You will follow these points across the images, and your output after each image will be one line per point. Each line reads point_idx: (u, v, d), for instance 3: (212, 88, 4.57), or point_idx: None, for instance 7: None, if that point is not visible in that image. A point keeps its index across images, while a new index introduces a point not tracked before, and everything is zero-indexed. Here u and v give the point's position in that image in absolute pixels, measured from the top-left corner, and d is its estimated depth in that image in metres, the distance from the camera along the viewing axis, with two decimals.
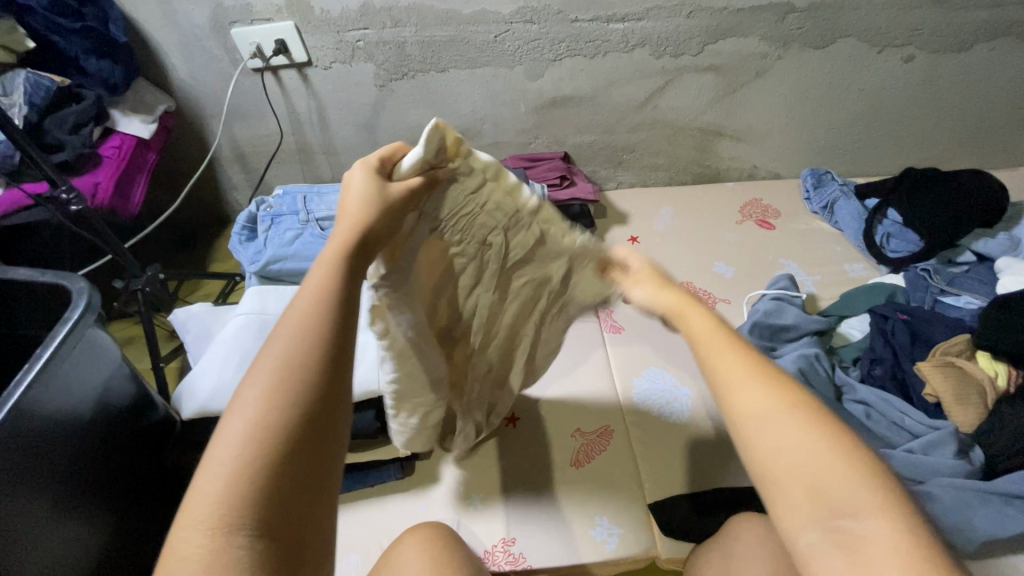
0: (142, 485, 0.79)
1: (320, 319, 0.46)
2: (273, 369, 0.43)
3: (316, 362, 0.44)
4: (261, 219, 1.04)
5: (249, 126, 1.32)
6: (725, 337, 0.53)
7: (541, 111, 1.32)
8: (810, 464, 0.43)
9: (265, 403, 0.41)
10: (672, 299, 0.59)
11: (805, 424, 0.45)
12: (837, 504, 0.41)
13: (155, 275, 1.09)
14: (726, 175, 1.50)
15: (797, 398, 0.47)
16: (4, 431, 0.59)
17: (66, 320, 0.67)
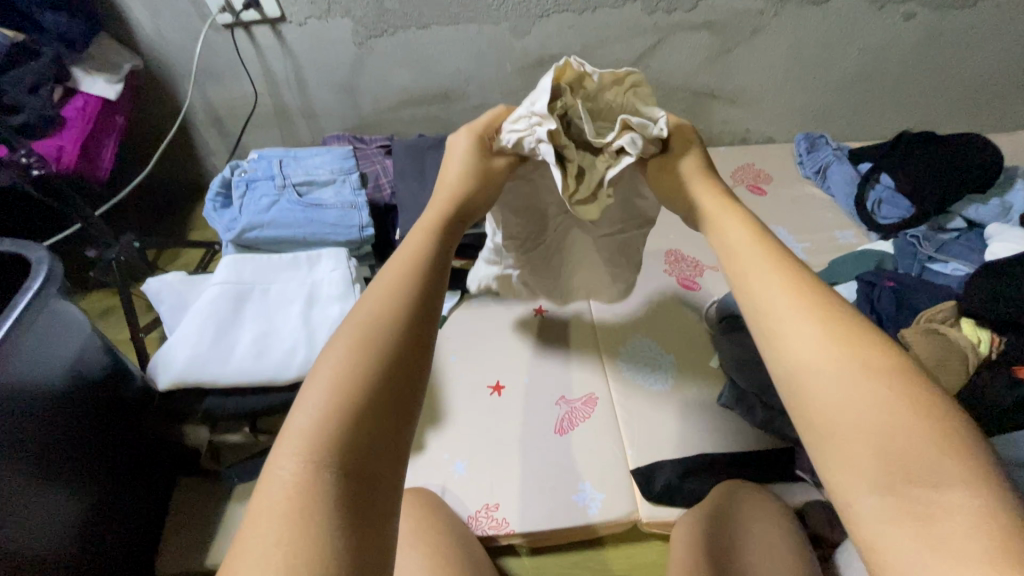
0: (125, 455, 0.79)
1: (415, 275, 0.46)
2: (374, 313, 0.42)
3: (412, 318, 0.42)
4: (235, 185, 0.99)
5: (223, 87, 1.26)
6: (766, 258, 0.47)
7: (528, 71, 1.27)
8: (863, 419, 0.36)
9: (363, 342, 0.39)
10: (711, 201, 0.55)
11: (857, 367, 0.38)
12: (916, 471, 0.33)
13: (130, 242, 1.07)
14: (718, 140, 1.45)
15: (850, 331, 0.40)
16: None
17: (26, 290, 0.65)
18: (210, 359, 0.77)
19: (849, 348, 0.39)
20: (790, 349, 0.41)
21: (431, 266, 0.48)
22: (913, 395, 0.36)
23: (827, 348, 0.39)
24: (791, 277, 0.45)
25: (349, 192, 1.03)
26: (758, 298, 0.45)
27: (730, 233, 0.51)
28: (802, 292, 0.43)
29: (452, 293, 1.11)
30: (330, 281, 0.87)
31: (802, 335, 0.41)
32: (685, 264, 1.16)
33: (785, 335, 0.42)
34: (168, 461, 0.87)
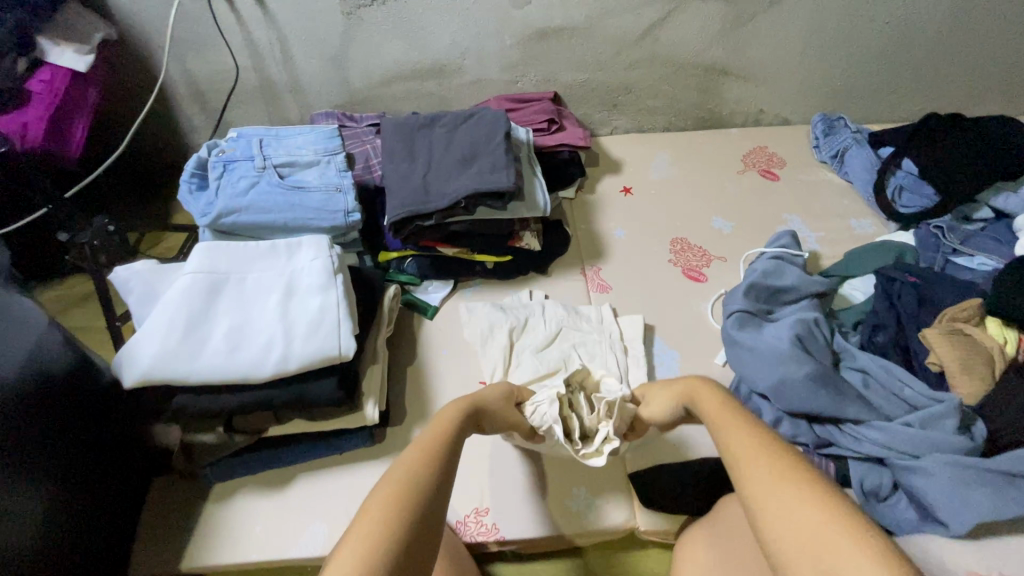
0: (94, 454, 0.74)
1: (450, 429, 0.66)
2: (422, 447, 0.62)
3: (436, 449, 0.62)
4: (211, 165, 0.92)
5: (204, 60, 1.18)
6: (730, 412, 0.67)
7: (528, 44, 1.19)
8: (795, 526, 0.49)
9: (414, 461, 0.59)
10: (683, 384, 0.77)
11: (789, 489, 0.52)
12: (830, 563, 0.45)
13: (104, 226, 1.02)
14: (729, 121, 1.36)
15: (774, 457, 0.56)
16: None
17: None
18: (181, 356, 0.72)
19: (784, 478, 0.53)
20: (741, 485, 0.56)
21: (453, 423, 0.68)
22: (834, 511, 0.48)
23: (767, 473, 0.54)
24: (744, 429, 0.62)
25: (334, 173, 0.96)
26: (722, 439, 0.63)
27: (705, 400, 0.71)
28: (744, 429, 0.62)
29: (445, 283, 1.07)
30: (310, 270, 0.81)
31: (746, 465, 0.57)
32: (690, 253, 1.14)
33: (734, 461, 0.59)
34: (140, 459, 0.82)
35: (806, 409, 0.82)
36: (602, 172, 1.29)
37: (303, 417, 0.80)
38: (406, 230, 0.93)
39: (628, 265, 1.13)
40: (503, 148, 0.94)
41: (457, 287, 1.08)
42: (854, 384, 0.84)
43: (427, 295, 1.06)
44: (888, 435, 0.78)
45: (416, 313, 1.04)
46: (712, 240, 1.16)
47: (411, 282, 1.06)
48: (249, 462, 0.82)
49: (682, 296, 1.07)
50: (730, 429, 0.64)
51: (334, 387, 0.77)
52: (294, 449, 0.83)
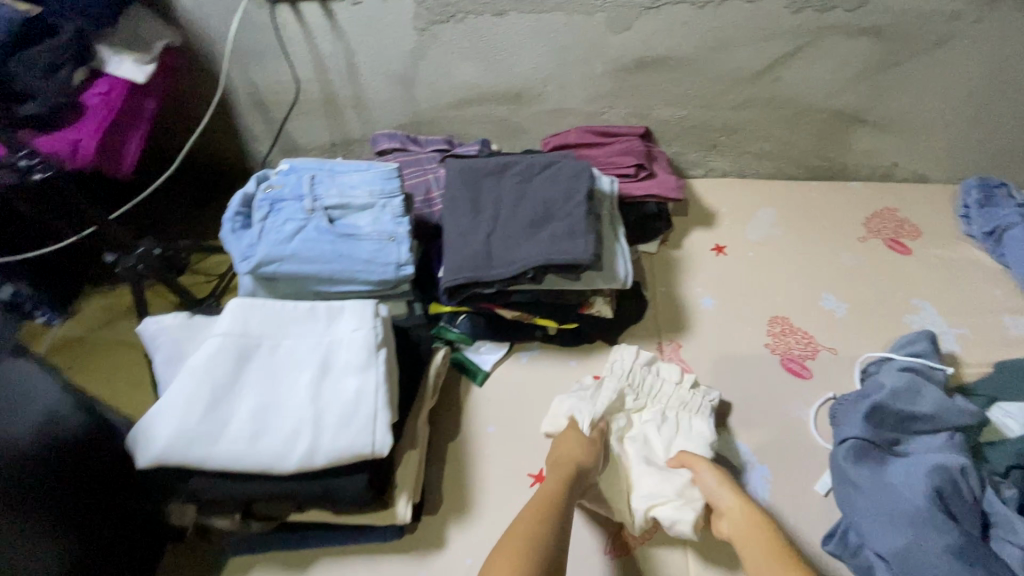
0: (112, 526, 0.68)
1: (550, 504, 0.68)
2: (525, 526, 0.65)
3: (544, 529, 0.65)
4: (258, 203, 0.83)
5: (267, 70, 1.10)
6: (775, 554, 0.67)
7: (622, 74, 1.03)
8: None
9: (520, 540, 0.64)
10: (733, 499, 0.72)
11: None
12: None
13: (151, 250, 0.96)
14: (852, 173, 1.14)
15: None
16: None
17: None
18: (198, 438, 0.64)
19: None
20: None
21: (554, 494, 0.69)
22: None
23: None
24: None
25: (389, 220, 0.85)
26: None
27: (756, 536, 0.69)
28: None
29: (499, 345, 0.94)
30: (350, 344, 0.71)
31: None
32: (792, 338, 0.96)
33: None
34: (150, 525, 0.74)
35: None
36: (691, 224, 1.12)
37: (328, 510, 0.71)
38: (462, 294, 0.81)
39: (714, 344, 0.96)
40: (584, 209, 0.80)
41: (511, 349, 0.96)
42: (1010, 564, 0.66)
43: (478, 356, 0.94)
44: None
45: (464, 377, 0.92)
46: (821, 323, 0.97)
47: (462, 340, 0.94)
48: (268, 543, 0.74)
49: (778, 392, 0.90)
50: (762, 560, 0.67)
51: (365, 486, 0.67)
52: (316, 537, 0.74)
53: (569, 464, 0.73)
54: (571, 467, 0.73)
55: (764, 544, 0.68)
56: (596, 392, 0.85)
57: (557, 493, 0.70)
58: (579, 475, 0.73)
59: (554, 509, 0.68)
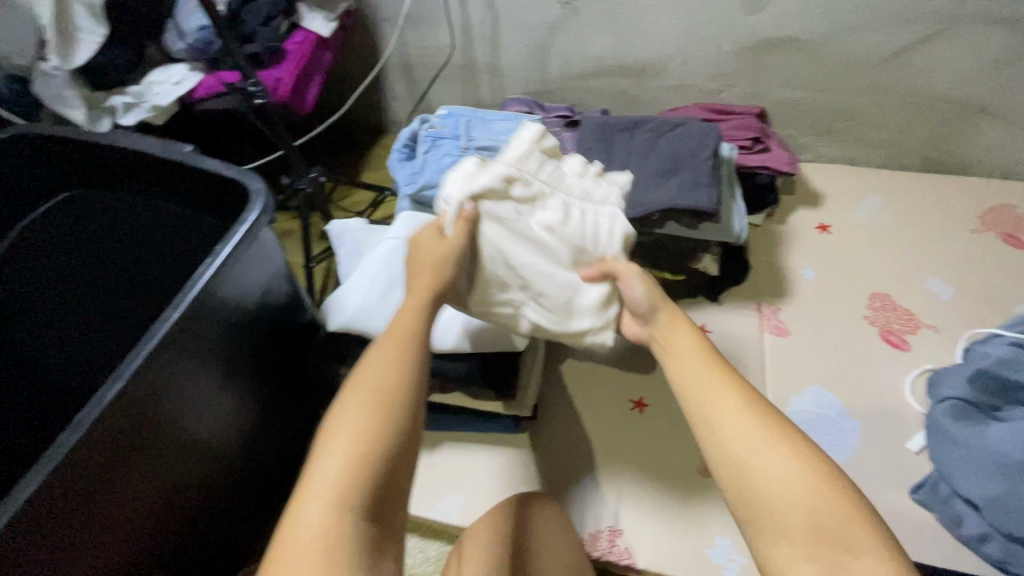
0: (288, 380, 0.85)
1: (416, 316, 0.61)
2: (385, 343, 0.59)
3: (404, 341, 0.59)
4: (422, 139, 0.98)
5: (421, 35, 1.25)
6: (704, 360, 0.62)
7: (747, 54, 1.10)
8: (796, 495, 0.50)
9: (377, 355, 0.57)
10: (664, 316, 0.68)
11: (777, 451, 0.53)
12: (839, 542, 0.48)
13: (318, 178, 1.13)
14: (970, 168, 1.16)
15: (777, 423, 0.55)
16: (193, 314, 0.65)
17: (244, 221, 0.67)
18: (376, 313, 0.78)
19: (774, 445, 0.53)
20: (715, 432, 0.56)
21: (423, 308, 0.62)
22: (832, 484, 0.50)
23: (766, 442, 0.53)
24: (720, 377, 0.59)
25: None
26: (691, 391, 0.60)
27: (678, 343, 0.65)
28: (733, 381, 0.59)
29: None
30: None
31: (734, 421, 0.55)
32: (892, 313, 1.00)
33: (724, 417, 0.56)
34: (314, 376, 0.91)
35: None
36: (796, 203, 1.17)
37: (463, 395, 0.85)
38: None
39: (814, 312, 1.02)
40: (709, 164, 0.89)
41: None
42: None
43: None
44: None
45: None
46: (925, 304, 1.00)
47: None
48: None
49: (873, 359, 0.95)
50: (688, 364, 0.62)
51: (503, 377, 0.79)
52: (451, 421, 0.88)
53: (431, 277, 0.64)
54: (431, 287, 0.64)
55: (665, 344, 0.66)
56: (482, 175, 0.70)
57: (416, 310, 0.62)
58: (443, 290, 0.65)
59: (426, 309, 0.62)
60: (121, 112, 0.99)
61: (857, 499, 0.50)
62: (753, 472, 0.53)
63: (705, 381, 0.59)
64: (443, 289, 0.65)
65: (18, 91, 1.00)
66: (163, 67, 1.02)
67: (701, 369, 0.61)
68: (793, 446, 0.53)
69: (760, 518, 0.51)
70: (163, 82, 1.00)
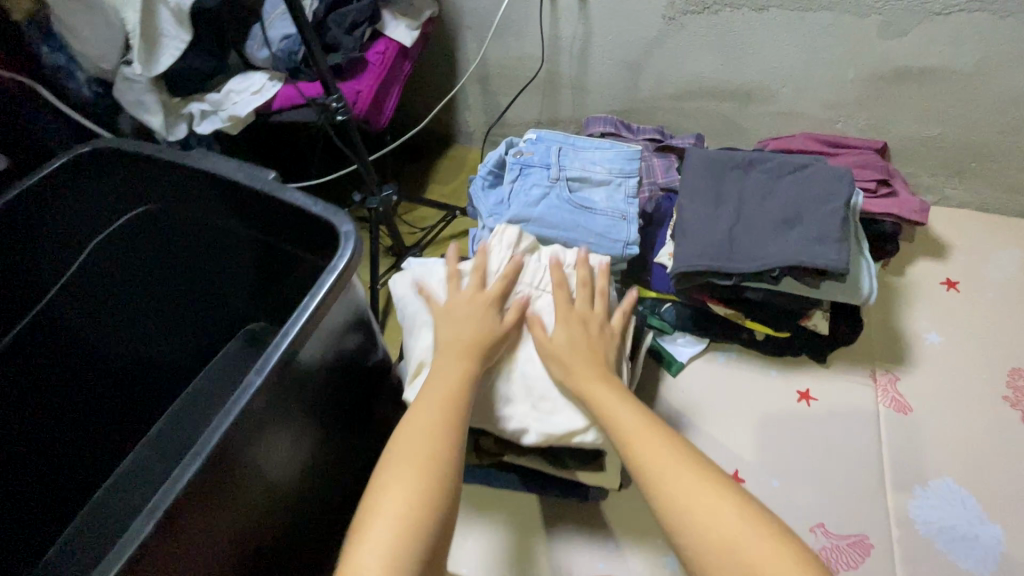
0: (350, 421, 0.80)
1: (456, 358, 0.66)
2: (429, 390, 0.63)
3: (438, 386, 0.63)
4: (509, 166, 0.90)
5: (504, 46, 1.17)
6: (635, 407, 0.63)
7: (875, 82, 0.97)
8: (720, 521, 0.51)
9: (416, 401, 0.62)
10: (585, 358, 0.69)
11: (696, 481, 0.54)
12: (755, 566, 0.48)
13: (391, 196, 1.07)
14: None
15: (691, 458, 0.57)
16: (275, 375, 0.59)
17: (332, 269, 0.61)
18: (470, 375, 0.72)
19: (692, 473, 0.55)
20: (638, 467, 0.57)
21: (450, 362, 0.65)
22: (748, 510, 0.52)
23: (685, 472, 0.55)
24: (632, 411, 0.62)
25: (622, 199, 0.88)
26: (617, 427, 0.61)
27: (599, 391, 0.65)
28: (651, 421, 0.61)
29: (697, 339, 0.95)
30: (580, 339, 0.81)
31: (659, 453, 0.57)
32: None
33: (651, 450, 0.58)
34: (375, 417, 0.87)
35: None
36: (917, 251, 1.04)
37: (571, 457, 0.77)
38: (691, 282, 0.82)
39: (939, 385, 0.89)
40: (839, 216, 0.77)
41: (708, 347, 0.96)
42: None
43: (673, 346, 0.95)
44: None
45: (657, 363, 0.94)
46: None
47: (663, 328, 0.94)
48: (481, 473, 0.83)
49: (1014, 449, 0.82)
50: (610, 401, 0.64)
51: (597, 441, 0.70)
52: (528, 482, 0.82)
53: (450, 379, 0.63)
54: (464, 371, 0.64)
55: (581, 373, 0.67)
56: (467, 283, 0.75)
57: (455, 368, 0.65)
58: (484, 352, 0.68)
59: (467, 358, 0.66)
60: (197, 119, 0.96)
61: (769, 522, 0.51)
62: (675, 503, 0.53)
63: (629, 417, 0.62)
64: (477, 346, 0.67)
65: (100, 93, 0.98)
66: (242, 74, 0.98)
67: (636, 416, 0.62)
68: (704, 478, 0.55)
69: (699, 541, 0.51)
70: (243, 91, 0.95)
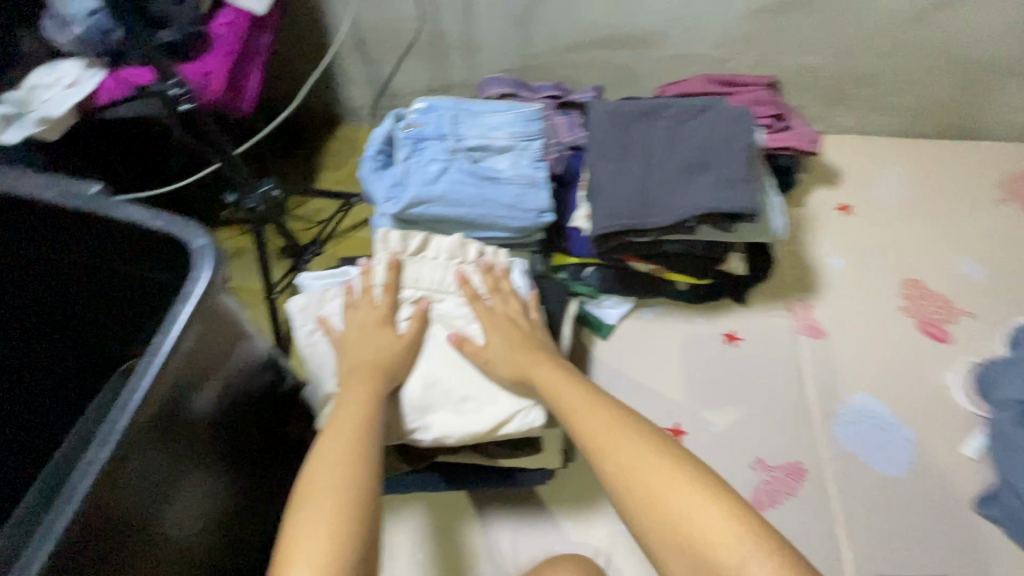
0: (263, 465, 0.68)
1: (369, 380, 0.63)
2: (342, 416, 0.59)
3: (347, 412, 0.59)
4: (400, 141, 0.81)
5: (377, 6, 1.05)
6: (569, 377, 0.63)
7: (759, 17, 0.97)
8: (649, 476, 0.50)
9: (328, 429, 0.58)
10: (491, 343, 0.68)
11: (626, 440, 0.53)
12: (684, 516, 0.47)
13: (269, 192, 0.93)
14: (987, 133, 1.09)
15: (622, 418, 0.56)
16: (135, 440, 0.46)
17: (186, 295, 0.48)
18: None
19: (625, 434, 0.54)
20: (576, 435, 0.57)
21: (364, 385, 0.62)
22: (677, 462, 0.51)
23: (617, 433, 0.54)
24: (568, 382, 0.62)
25: (528, 163, 0.82)
26: (554, 398, 0.61)
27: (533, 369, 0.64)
28: (586, 389, 0.61)
29: (623, 300, 0.93)
30: None
31: (594, 417, 0.57)
32: (930, 303, 0.92)
33: (584, 417, 0.57)
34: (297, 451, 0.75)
35: None
36: (815, 181, 1.07)
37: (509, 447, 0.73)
38: (609, 243, 0.79)
39: (845, 306, 0.94)
40: (743, 155, 0.76)
41: (635, 308, 0.94)
42: None
43: (600, 310, 0.92)
44: None
45: (587, 330, 0.92)
46: (962, 289, 0.93)
47: (588, 293, 0.92)
48: (422, 479, 0.78)
49: (917, 353, 0.88)
50: (540, 371, 0.64)
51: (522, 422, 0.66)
52: (474, 479, 0.78)
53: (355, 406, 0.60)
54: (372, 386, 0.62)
55: (524, 363, 0.65)
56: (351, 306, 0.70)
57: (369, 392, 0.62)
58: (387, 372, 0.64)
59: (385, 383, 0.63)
60: None
61: (726, 495, 0.48)
62: (607, 462, 0.53)
63: (565, 386, 0.61)
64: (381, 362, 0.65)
65: None
66: (48, 65, 0.79)
67: (567, 384, 0.61)
68: (651, 449, 0.52)
69: (652, 522, 0.48)
70: (52, 86, 0.77)
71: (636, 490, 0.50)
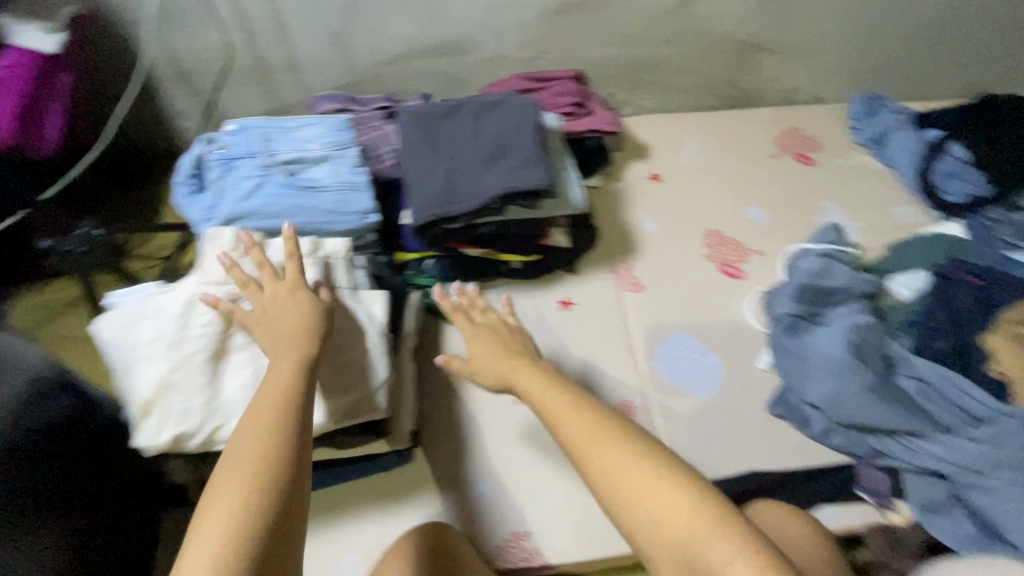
0: (100, 500, 0.66)
1: (299, 353, 0.60)
2: (272, 392, 0.56)
3: (283, 390, 0.56)
4: (211, 164, 0.83)
5: (189, 36, 1.05)
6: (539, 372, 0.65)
7: (551, 18, 1.09)
8: (611, 458, 0.52)
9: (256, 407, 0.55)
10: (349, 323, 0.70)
11: (587, 424, 0.56)
12: (640, 491, 0.50)
13: (87, 233, 0.91)
14: (761, 100, 1.29)
15: (585, 405, 0.59)
16: None
17: None
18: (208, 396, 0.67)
19: (587, 420, 0.56)
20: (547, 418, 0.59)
21: (297, 361, 0.59)
22: (634, 447, 0.53)
23: (583, 421, 0.56)
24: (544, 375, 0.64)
25: (347, 170, 0.86)
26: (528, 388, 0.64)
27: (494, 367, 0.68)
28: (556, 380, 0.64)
29: (468, 286, 0.99)
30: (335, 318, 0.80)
31: (557, 404, 0.59)
32: (726, 248, 1.08)
33: (551, 403, 0.60)
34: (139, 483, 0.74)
35: (860, 421, 0.81)
36: (629, 157, 1.21)
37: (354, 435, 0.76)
38: (430, 232, 0.85)
39: (661, 261, 1.07)
40: (533, 141, 0.86)
41: (480, 291, 1.00)
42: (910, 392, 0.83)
43: None
44: (947, 450, 0.79)
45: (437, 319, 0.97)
46: (750, 232, 1.10)
47: (433, 285, 0.97)
48: None
49: (719, 291, 1.03)
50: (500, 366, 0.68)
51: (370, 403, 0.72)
52: (332, 477, 0.80)
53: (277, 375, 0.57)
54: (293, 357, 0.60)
55: (507, 370, 0.67)
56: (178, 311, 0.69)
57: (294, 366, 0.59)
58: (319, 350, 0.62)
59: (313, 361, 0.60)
60: None
61: (699, 481, 0.50)
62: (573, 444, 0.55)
63: (534, 377, 0.64)
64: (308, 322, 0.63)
65: None
66: None
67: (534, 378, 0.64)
68: (613, 433, 0.54)
69: (609, 495, 0.51)
70: None
71: (599, 466, 0.53)
